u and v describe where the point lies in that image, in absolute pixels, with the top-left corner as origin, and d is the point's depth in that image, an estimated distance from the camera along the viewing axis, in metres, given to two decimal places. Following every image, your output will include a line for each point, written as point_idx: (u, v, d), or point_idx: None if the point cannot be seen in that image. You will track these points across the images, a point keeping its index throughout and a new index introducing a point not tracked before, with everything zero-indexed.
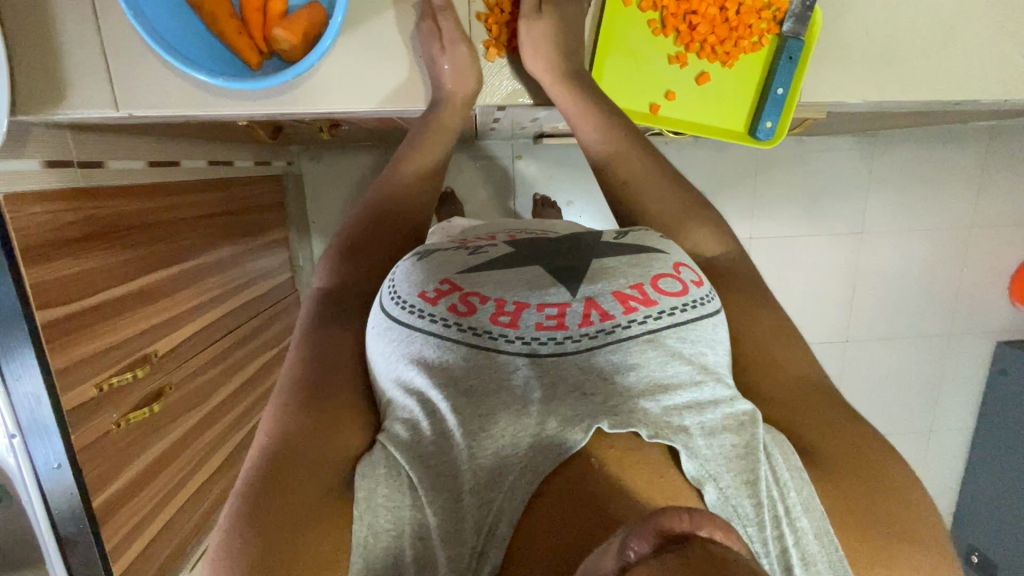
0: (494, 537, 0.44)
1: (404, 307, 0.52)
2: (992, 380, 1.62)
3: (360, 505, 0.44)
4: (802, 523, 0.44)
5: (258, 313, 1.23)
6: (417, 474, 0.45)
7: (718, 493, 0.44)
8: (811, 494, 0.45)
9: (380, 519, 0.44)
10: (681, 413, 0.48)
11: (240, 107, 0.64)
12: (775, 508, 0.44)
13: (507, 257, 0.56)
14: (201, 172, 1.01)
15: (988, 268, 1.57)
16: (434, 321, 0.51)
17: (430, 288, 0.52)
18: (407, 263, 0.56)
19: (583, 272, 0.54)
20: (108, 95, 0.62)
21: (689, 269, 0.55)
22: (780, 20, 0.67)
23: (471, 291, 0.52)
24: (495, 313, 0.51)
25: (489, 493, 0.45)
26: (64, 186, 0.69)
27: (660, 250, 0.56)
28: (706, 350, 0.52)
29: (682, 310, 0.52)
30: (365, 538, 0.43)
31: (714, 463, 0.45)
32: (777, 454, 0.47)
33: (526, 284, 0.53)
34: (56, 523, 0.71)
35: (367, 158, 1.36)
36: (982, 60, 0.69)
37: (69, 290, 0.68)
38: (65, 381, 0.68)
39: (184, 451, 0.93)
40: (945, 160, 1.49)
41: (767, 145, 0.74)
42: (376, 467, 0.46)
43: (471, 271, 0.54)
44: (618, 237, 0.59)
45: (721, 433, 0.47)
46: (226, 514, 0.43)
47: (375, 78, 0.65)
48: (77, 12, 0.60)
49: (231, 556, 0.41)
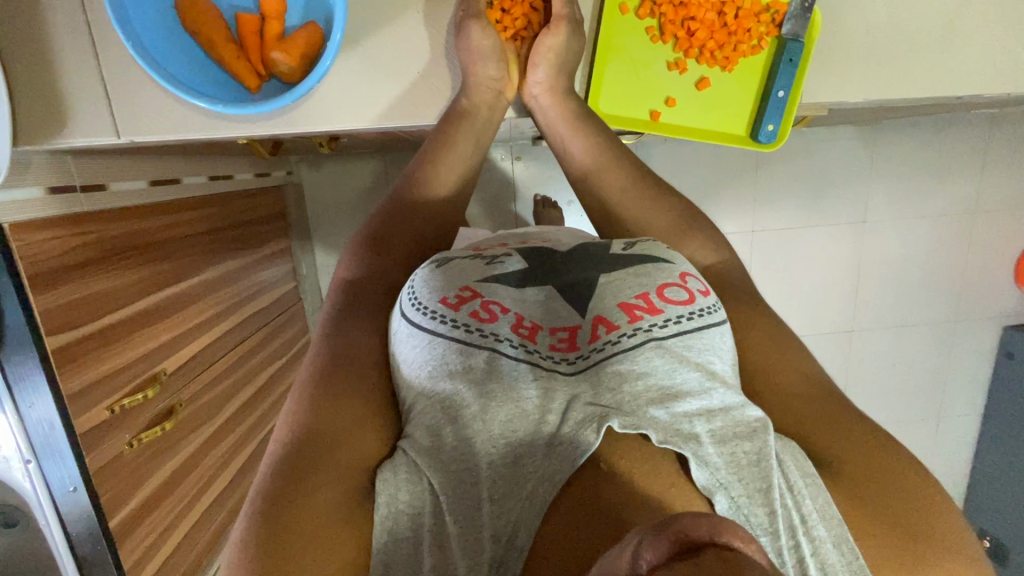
0: (514, 546, 0.45)
1: (424, 313, 0.52)
2: (1001, 365, 1.62)
3: (381, 510, 0.45)
4: (818, 532, 0.44)
5: (265, 325, 1.23)
6: (438, 481, 0.46)
7: (729, 501, 0.45)
8: (827, 502, 0.46)
9: (400, 525, 0.45)
10: (692, 419, 0.48)
11: (244, 129, 0.64)
12: (790, 517, 0.44)
13: (517, 276, 0.56)
14: (202, 187, 1.01)
15: (993, 253, 1.56)
16: (456, 326, 0.51)
17: (452, 294, 0.52)
18: (426, 269, 0.55)
19: (592, 287, 0.55)
20: (108, 122, 0.62)
21: (694, 279, 0.55)
22: (779, 22, 0.67)
23: (492, 299, 0.53)
24: (515, 324, 0.53)
25: (506, 502, 0.45)
26: (67, 210, 0.69)
27: (666, 260, 0.56)
28: (714, 358, 0.52)
29: (689, 318, 0.52)
30: (386, 544, 0.44)
31: (724, 471, 0.46)
32: (789, 461, 0.47)
33: (541, 306, 0.55)
34: (74, 543, 0.72)
35: (366, 164, 1.36)
36: (981, 55, 0.68)
37: (79, 315, 0.69)
38: (78, 405, 0.68)
39: (195, 466, 0.93)
40: (947, 146, 1.48)
41: (769, 147, 0.73)
42: (398, 471, 0.47)
43: (486, 281, 0.55)
44: (627, 247, 0.59)
45: (734, 441, 0.47)
46: (240, 521, 0.44)
47: (370, 95, 0.65)
48: (76, 41, 0.60)
49: (244, 564, 0.41)
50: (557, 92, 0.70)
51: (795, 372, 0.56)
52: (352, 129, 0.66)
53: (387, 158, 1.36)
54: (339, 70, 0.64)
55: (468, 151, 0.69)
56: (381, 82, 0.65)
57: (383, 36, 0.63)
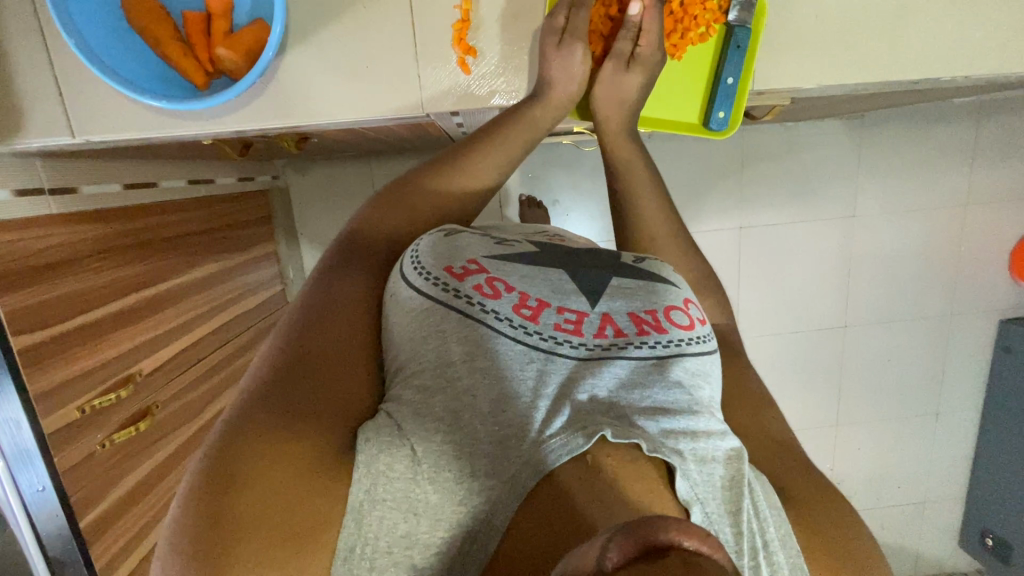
0: (489, 524, 0.42)
1: (427, 278, 0.51)
2: (998, 359, 1.60)
3: (361, 469, 0.42)
4: (777, 557, 0.44)
5: (249, 329, 1.24)
6: (421, 447, 0.44)
7: (704, 514, 0.43)
8: (788, 532, 0.46)
9: (379, 488, 0.41)
10: (677, 437, 0.46)
11: (196, 126, 0.65)
12: (754, 539, 0.44)
13: (528, 255, 0.56)
14: (180, 190, 1.03)
15: (986, 245, 1.54)
16: (456, 295, 0.50)
17: (457, 265, 0.52)
18: (433, 237, 0.55)
19: (604, 285, 0.54)
20: (63, 122, 0.63)
21: (696, 306, 0.55)
22: (725, 9, 0.66)
23: (498, 276, 0.52)
24: (517, 303, 0.51)
25: (488, 480, 0.43)
26: (37, 213, 0.71)
27: (673, 283, 0.56)
28: (703, 384, 0.51)
29: (689, 344, 0.51)
30: (360, 504, 0.41)
31: (702, 487, 0.44)
32: (759, 491, 0.47)
33: (550, 284, 0.53)
34: (43, 544, 0.72)
35: (353, 168, 1.37)
36: (937, 43, 0.68)
37: (47, 316, 0.69)
38: (45, 406, 0.69)
39: (171, 469, 0.94)
40: (935, 138, 1.47)
41: (721, 135, 0.73)
42: (381, 433, 0.44)
43: (498, 258, 0.54)
44: (635, 261, 0.59)
45: (712, 462, 0.46)
46: (197, 462, 0.41)
47: (322, 91, 0.65)
48: (31, 44, 0.61)
49: (194, 508, 0.38)
50: (620, 109, 0.69)
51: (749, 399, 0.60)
52: (305, 125, 0.67)
53: (373, 160, 1.36)
54: (288, 66, 0.64)
55: (525, 138, 0.66)
56: (333, 79, 0.65)
57: (333, 32, 0.64)
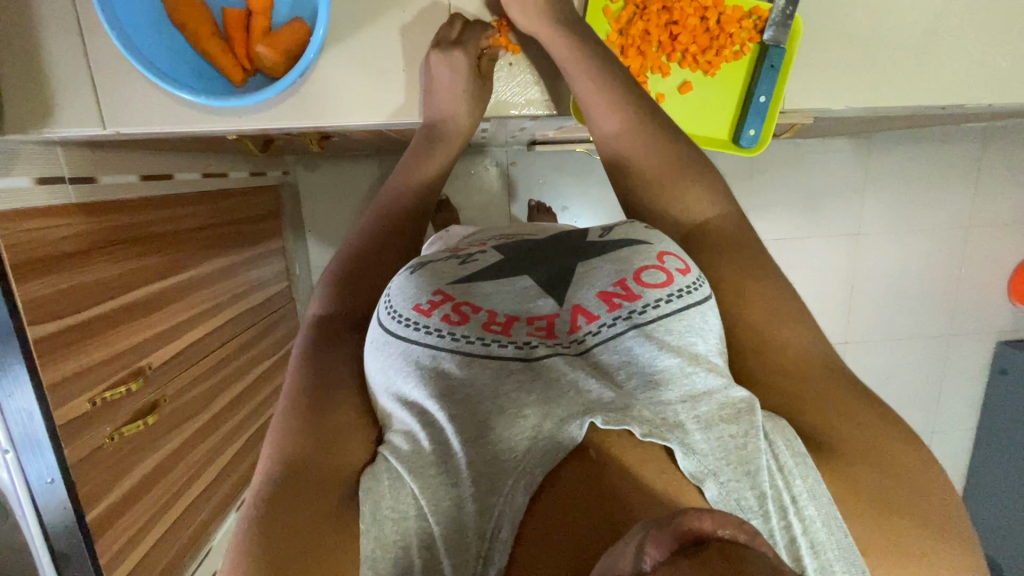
0: (496, 542, 0.40)
1: (398, 320, 0.49)
2: (992, 380, 1.62)
3: (367, 517, 0.41)
4: (808, 511, 0.42)
5: (256, 324, 1.23)
6: (417, 485, 0.42)
7: (719, 488, 0.41)
8: (816, 481, 0.43)
9: (387, 529, 0.41)
10: (675, 407, 0.45)
11: (229, 124, 0.65)
12: (780, 498, 0.42)
13: (498, 266, 0.53)
14: (194, 184, 1.02)
15: (988, 267, 1.56)
16: (428, 332, 0.47)
17: (423, 300, 0.49)
18: (402, 276, 0.52)
19: (570, 275, 0.52)
20: (95, 114, 0.63)
21: (674, 256, 0.51)
22: (761, 28, 0.67)
23: (463, 300, 0.49)
24: (486, 322, 0.49)
25: (489, 497, 0.42)
26: (57, 202, 0.70)
27: (643, 242, 0.52)
28: (696, 339, 0.48)
29: (670, 300, 0.48)
30: (373, 549, 0.40)
31: (713, 457, 0.42)
32: (779, 440, 0.44)
33: (512, 298, 0.51)
34: (50, 537, 0.72)
35: (363, 166, 1.37)
36: (962, 66, 0.69)
37: (64, 306, 0.69)
38: (58, 396, 0.68)
39: (178, 462, 0.93)
40: (942, 160, 1.49)
41: (750, 152, 0.74)
42: (379, 478, 0.43)
43: (463, 281, 0.51)
44: (604, 233, 0.55)
45: (719, 424, 0.44)
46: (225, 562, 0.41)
47: (352, 91, 0.66)
48: (65, 33, 0.60)
49: None
50: None
51: (795, 336, 0.53)
52: (336, 125, 0.67)
53: (383, 160, 1.36)
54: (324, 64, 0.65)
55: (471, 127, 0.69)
56: (364, 80, 0.66)
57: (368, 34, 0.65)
